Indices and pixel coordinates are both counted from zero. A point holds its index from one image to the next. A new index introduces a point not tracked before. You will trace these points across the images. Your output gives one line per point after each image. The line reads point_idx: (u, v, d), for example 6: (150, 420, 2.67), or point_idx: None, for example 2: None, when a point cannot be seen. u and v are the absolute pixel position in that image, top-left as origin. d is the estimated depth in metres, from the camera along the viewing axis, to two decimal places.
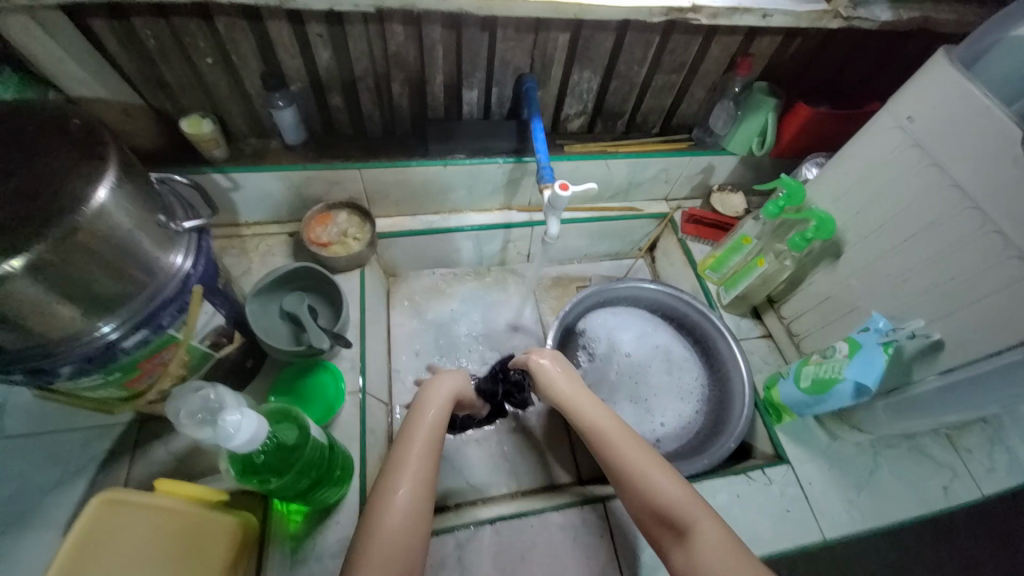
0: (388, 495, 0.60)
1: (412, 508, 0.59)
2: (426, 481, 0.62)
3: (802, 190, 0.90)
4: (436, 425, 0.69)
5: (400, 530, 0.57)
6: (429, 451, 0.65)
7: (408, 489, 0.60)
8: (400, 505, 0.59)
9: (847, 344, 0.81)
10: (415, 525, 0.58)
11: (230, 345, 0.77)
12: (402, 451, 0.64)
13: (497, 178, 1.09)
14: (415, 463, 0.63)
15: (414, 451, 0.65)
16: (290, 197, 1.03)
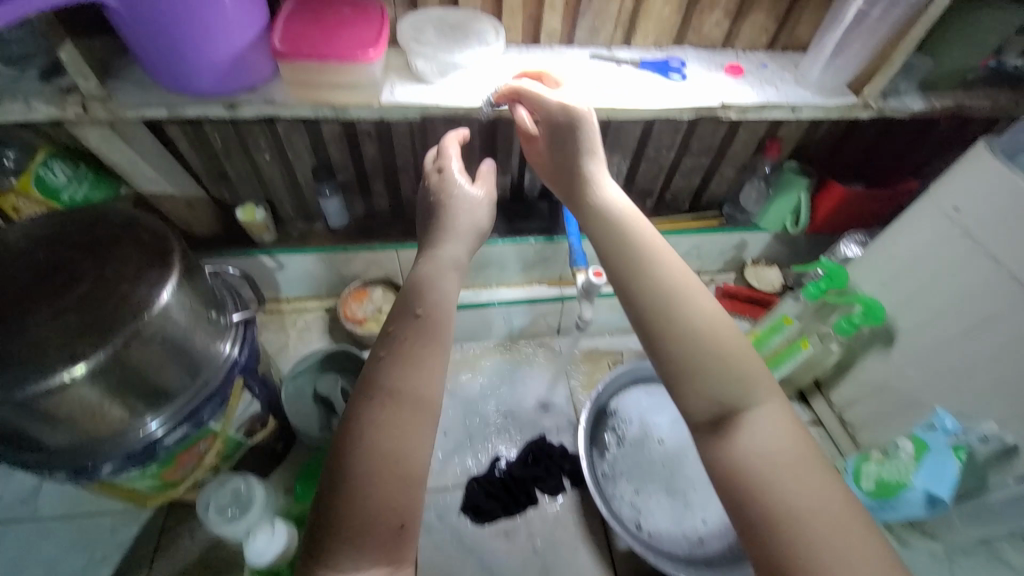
0: (377, 434, 0.46)
1: (414, 448, 0.47)
2: (419, 422, 0.48)
3: (845, 272, 0.87)
4: (441, 296, 0.55)
5: (397, 479, 0.45)
6: (433, 333, 0.52)
7: (401, 431, 0.46)
8: (387, 445, 0.46)
9: (913, 444, 0.76)
10: (409, 480, 0.46)
11: (264, 431, 0.77)
12: (400, 338, 0.51)
13: (528, 256, 1.11)
14: (418, 369, 0.50)
15: (418, 330, 0.52)
16: (329, 275, 1.07)
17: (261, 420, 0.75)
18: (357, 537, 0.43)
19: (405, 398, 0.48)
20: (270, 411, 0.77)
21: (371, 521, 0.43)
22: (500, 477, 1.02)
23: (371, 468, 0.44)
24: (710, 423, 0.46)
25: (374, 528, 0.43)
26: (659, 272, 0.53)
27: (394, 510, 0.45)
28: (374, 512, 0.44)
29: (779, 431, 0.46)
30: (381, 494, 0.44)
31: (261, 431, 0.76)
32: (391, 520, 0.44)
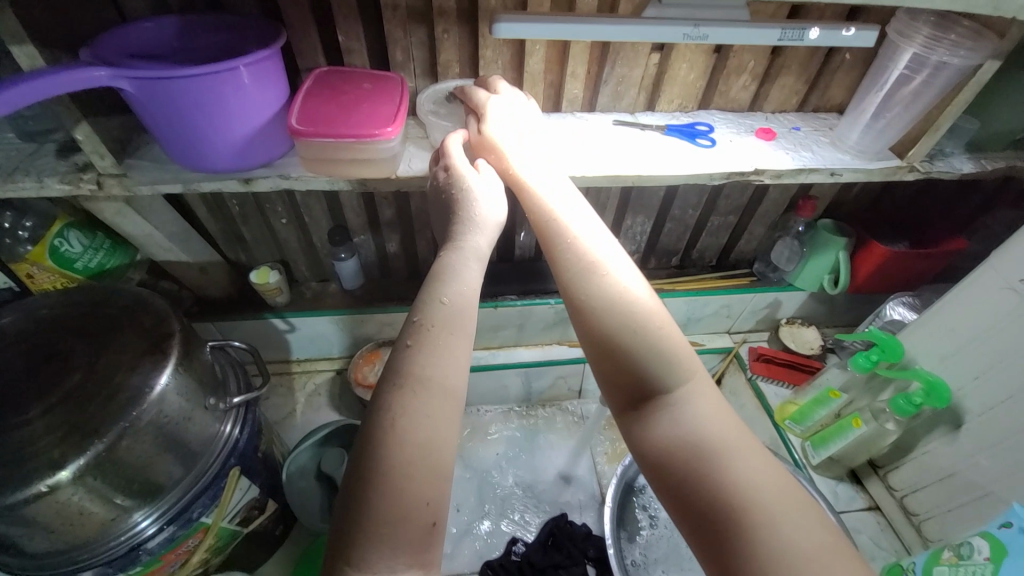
0: (408, 426, 0.39)
1: (449, 439, 0.40)
2: (451, 413, 0.41)
3: (900, 344, 0.79)
4: (463, 287, 0.47)
5: (428, 479, 0.38)
6: (460, 323, 0.45)
7: (436, 420, 0.40)
8: (421, 437, 0.39)
9: (987, 543, 0.63)
10: (438, 478, 0.38)
11: (261, 514, 0.72)
12: (428, 321, 0.44)
13: (547, 317, 1.06)
14: (449, 359, 0.42)
15: (442, 320, 0.44)
16: (342, 336, 1.04)
17: (258, 505, 0.70)
18: (387, 538, 0.36)
19: (439, 385, 0.41)
20: (267, 493, 0.71)
21: (397, 512, 0.36)
22: (514, 561, 0.92)
23: (400, 460, 0.37)
24: (690, 457, 0.40)
25: (402, 532, 0.36)
26: (611, 284, 0.48)
27: (427, 508, 0.37)
28: (405, 509, 0.37)
29: (818, 529, 0.37)
30: (417, 493, 0.37)
31: (259, 515, 0.71)
32: (422, 517, 0.37)
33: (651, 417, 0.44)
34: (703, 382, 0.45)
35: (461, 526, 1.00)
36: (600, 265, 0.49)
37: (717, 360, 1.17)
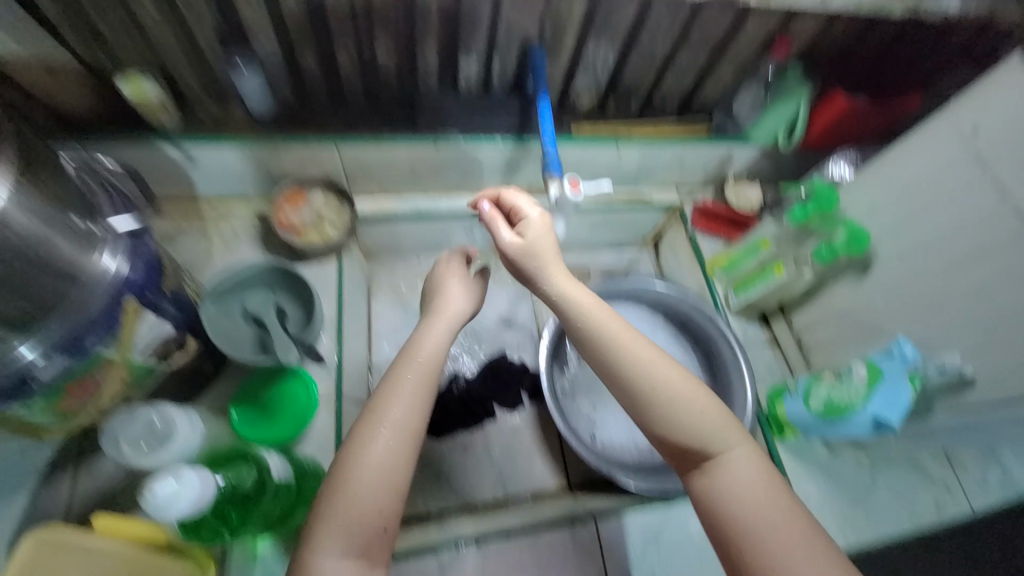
0: (369, 455, 0.57)
1: (383, 471, 0.57)
2: (407, 438, 0.59)
3: (836, 198, 0.83)
4: (433, 342, 0.67)
5: (377, 475, 0.57)
6: (425, 377, 0.64)
7: (387, 450, 0.58)
8: (382, 461, 0.57)
9: (866, 367, 0.75)
10: (393, 472, 0.57)
11: (183, 351, 0.68)
12: (398, 373, 0.63)
13: (494, 160, 0.97)
14: (401, 418, 0.60)
15: (414, 368, 0.64)
16: (255, 171, 0.90)
17: (177, 342, 0.65)
18: (340, 535, 0.54)
19: (390, 437, 0.59)
20: (185, 331, 0.66)
21: (362, 544, 0.55)
22: (456, 394, 0.99)
23: (358, 496, 0.55)
24: (700, 460, 0.57)
25: (359, 540, 0.55)
26: (655, 410, 0.58)
27: (378, 502, 0.56)
28: (364, 517, 0.55)
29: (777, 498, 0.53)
30: (354, 529, 0.55)
31: (179, 352, 0.67)
32: (374, 527, 0.56)
33: (694, 461, 0.58)
34: (731, 449, 0.57)
35: None
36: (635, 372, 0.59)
37: (661, 215, 1.18)
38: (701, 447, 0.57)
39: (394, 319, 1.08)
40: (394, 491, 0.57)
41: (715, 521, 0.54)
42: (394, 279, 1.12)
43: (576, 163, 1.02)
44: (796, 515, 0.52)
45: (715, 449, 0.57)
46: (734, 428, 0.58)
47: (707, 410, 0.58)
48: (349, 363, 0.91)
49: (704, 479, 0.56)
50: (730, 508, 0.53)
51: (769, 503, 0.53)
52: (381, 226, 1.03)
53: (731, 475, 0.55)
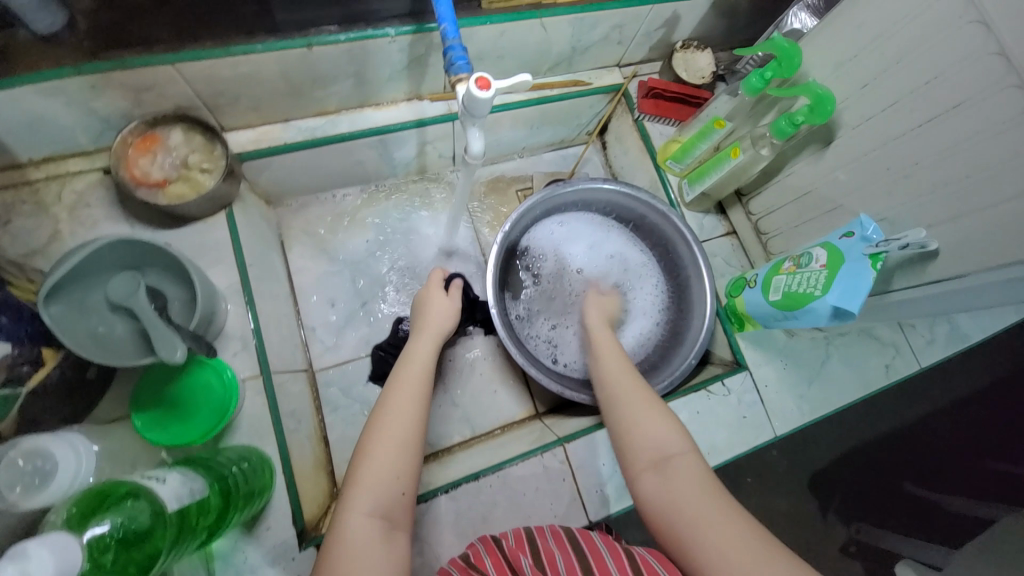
0: (383, 437, 0.58)
1: (401, 448, 0.58)
2: (416, 427, 0.60)
3: (799, 54, 0.70)
4: (424, 346, 0.69)
5: (395, 458, 0.57)
6: (424, 375, 0.65)
7: (400, 431, 0.58)
8: (399, 436, 0.58)
9: (827, 252, 0.70)
10: (410, 448, 0.58)
11: (41, 370, 0.56)
12: (401, 374, 0.64)
13: (392, 59, 0.77)
14: (411, 407, 0.61)
15: (414, 368, 0.65)
16: (78, 118, 0.68)
17: (29, 361, 0.55)
18: (367, 496, 0.54)
19: (404, 414, 0.60)
20: (38, 344, 0.56)
21: (385, 510, 0.54)
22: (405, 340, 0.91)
23: (379, 470, 0.56)
24: (656, 476, 0.60)
25: (382, 505, 0.54)
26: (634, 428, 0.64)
27: (397, 481, 0.56)
28: (384, 494, 0.55)
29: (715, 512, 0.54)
30: (381, 492, 0.55)
31: (39, 372, 0.56)
32: (394, 492, 0.55)
33: (649, 470, 0.60)
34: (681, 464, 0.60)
35: (343, 322, 0.94)
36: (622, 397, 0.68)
37: (605, 103, 1.03)
38: (655, 452, 0.61)
39: (320, 270, 0.95)
40: (409, 467, 0.58)
41: (665, 522, 0.57)
42: (310, 224, 0.97)
43: (496, 48, 0.83)
44: (729, 517, 0.54)
45: (665, 453, 0.61)
46: (686, 439, 0.62)
47: (662, 423, 0.64)
48: (272, 332, 0.80)
49: (657, 479, 0.59)
50: (674, 507, 0.56)
51: (705, 497, 0.56)
52: (273, 163, 0.85)
53: (677, 477, 0.58)
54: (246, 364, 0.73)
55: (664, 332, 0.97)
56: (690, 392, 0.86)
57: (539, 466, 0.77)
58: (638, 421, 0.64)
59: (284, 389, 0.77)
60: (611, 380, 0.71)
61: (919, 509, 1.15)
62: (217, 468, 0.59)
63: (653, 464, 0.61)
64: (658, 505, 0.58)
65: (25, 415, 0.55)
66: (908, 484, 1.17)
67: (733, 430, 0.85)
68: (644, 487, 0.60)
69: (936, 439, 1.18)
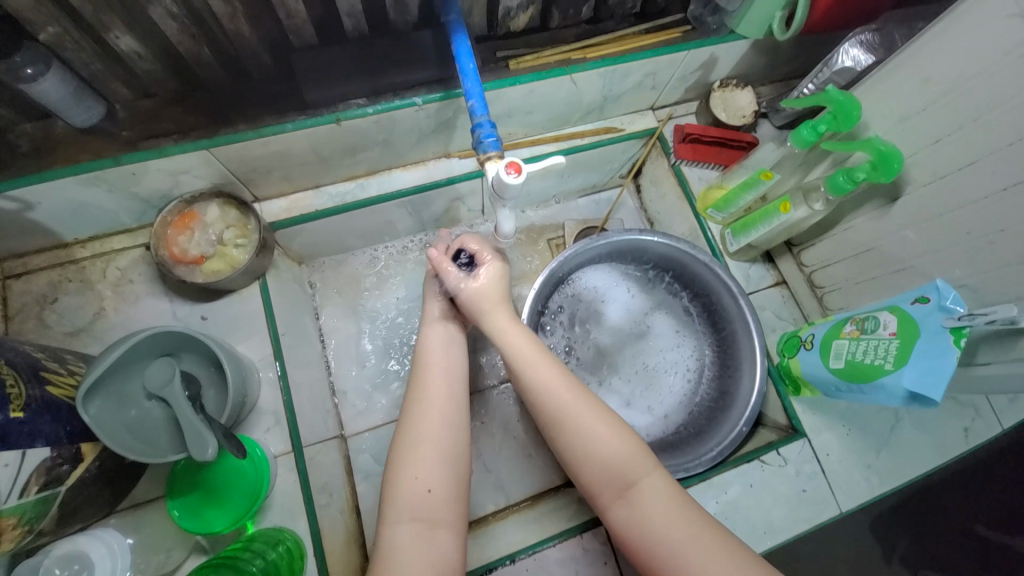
0: (407, 459, 0.55)
1: (427, 467, 0.55)
2: (444, 428, 0.58)
3: (858, 107, 0.64)
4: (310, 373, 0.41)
5: (421, 460, 0.55)
6: (440, 431, 0.58)
7: (428, 430, 0.57)
8: (423, 454, 0.56)
9: (897, 318, 0.63)
10: (439, 459, 0.56)
11: (79, 466, 0.56)
12: (419, 375, 0.62)
13: (421, 125, 0.76)
14: (427, 432, 0.57)
15: (429, 388, 0.61)
16: (122, 202, 0.70)
17: (68, 459, 0.54)
18: (397, 505, 0.53)
19: (424, 440, 0.56)
20: (77, 441, 0.55)
21: (422, 509, 0.53)
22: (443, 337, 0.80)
23: (406, 474, 0.55)
24: (627, 525, 0.55)
25: (410, 506, 0.53)
26: (584, 436, 0.58)
27: (419, 481, 0.54)
28: (413, 497, 0.54)
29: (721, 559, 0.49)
30: (409, 500, 0.54)
31: (78, 469, 0.55)
32: (419, 492, 0.54)
33: (618, 503, 0.56)
34: (651, 487, 0.55)
35: (374, 384, 0.93)
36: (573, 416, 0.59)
37: (638, 148, 0.99)
38: (615, 477, 0.56)
39: (351, 330, 0.95)
40: (442, 471, 0.56)
41: (638, 550, 0.54)
42: (341, 283, 0.97)
43: (525, 106, 0.81)
44: (710, 542, 0.51)
45: (627, 475, 0.56)
46: (645, 451, 0.57)
47: (614, 439, 0.58)
48: (305, 402, 0.79)
49: (624, 507, 0.55)
50: (645, 534, 0.53)
51: (678, 525, 0.52)
52: (305, 229, 0.85)
53: (643, 499, 0.55)
54: (278, 440, 0.72)
55: (711, 396, 0.90)
56: (741, 462, 0.80)
57: (578, 546, 0.72)
58: (583, 435, 0.58)
59: (315, 464, 0.75)
60: (545, 390, 0.60)
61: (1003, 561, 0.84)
62: (245, 566, 0.58)
63: (616, 488, 0.56)
64: (627, 533, 0.55)
65: (65, 510, 0.55)
66: (981, 526, 0.88)
67: (790, 506, 0.78)
68: (611, 515, 0.56)
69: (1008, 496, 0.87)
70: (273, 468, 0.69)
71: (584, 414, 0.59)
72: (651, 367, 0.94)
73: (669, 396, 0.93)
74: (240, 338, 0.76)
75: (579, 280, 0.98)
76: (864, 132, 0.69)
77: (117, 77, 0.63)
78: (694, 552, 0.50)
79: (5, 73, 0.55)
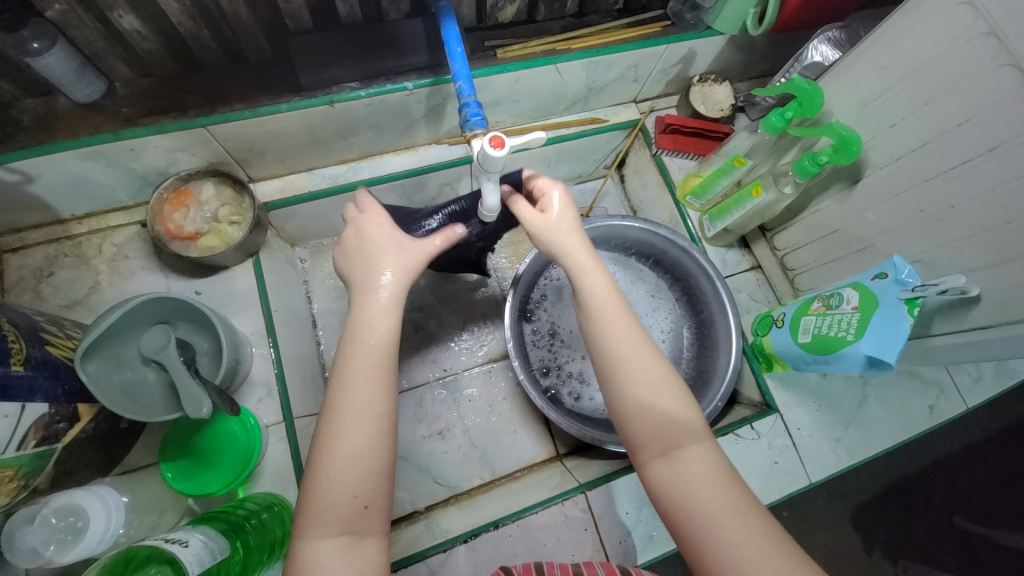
0: (334, 452, 0.49)
1: (363, 470, 0.49)
2: (382, 432, 0.51)
3: (821, 94, 0.69)
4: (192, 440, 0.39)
5: (353, 470, 0.49)
6: (371, 429, 0.51)
7: (357, 441, 0.50)
8: (353, 453, 0.49)
9: (858, 293, 0.67)
10: (370, 461, 0.50)
11: (76, 426, 0.58)
12: (348, 367, 0.53)
13: (412, 109, 0.80)
14: (354, 435, 0.50)
15: (364, 361, 0.53)
16: (119, 178, 0.72)
17: (65, 418, 0.56)
18: (323, 519, 0.48)
19: (353, 438, 0.50)
20: (75, 401, 0.57)
21: (346, 524, 0.48)
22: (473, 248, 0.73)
23: (334, 483, 0.48)
24: (663, 486, 0.53)
25: (341, 522, 0.48)
26: (632, 390, 0.55)
27: (352, 495, 0.49)
28: (343, 511, 0.48)
29: (749, 529, 0.49)
30: (337, 512, 0.48)
31: (75, 428, 0.57)
32: (354, 507, 0.49)
33: (657, 461, 0.54)
34: (696, 452, 0.53)
35: None
36: (626, 368, 0.56)
37: (621, 138, 1.03)
38: (662, 436, 0.54)
39: (343, 311, 0.98)
40: (373, 478, 0.50)
41: (667, 505, 0.52)
42: (333, 265, 1.00)
43: (512, 94, 0.85)
44: (745, 512, 0.49)
45: (676, 437, 0.54)
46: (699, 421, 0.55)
47: (669, 400, 0.55)
48: (297, 376, 0.81)
49: (665, 466, 0.53)
50: (683, 495, 0.51)
51: (715, 490, 0.51)
52: (298, 211, 0.88)
53: (687, 464, 0.52)
54: (270, 411, 0.74)
55: (691, 373, 0.94)
56: (717, 436, 0.83)
57: (560, 513, 0.75)
58: (634, 390, 0.55)
59: (306, 435, 0.78)
60: (605, 336, 0.57)
61: (977, 548, 0.99)
62: (239, 522, 0.60)
63: (661, 446, 0.54)
64: (660, 490, 0.53)
65: (63, 467, 0.57)
66: (959, 517, 1.00)
67: (763, 477, 0.81)
68: (648, 468, 0.54)
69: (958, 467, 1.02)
70: (264, 436, 0.71)
71: (646, 364, 0.56)
72: None
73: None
74: (233, 313, 0.78)
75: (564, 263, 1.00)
76: (829, 120, 0.74)
77: (118, 55, 0.66)
78: (729, 522, 0.49)
79: (11, 46, 0.57)
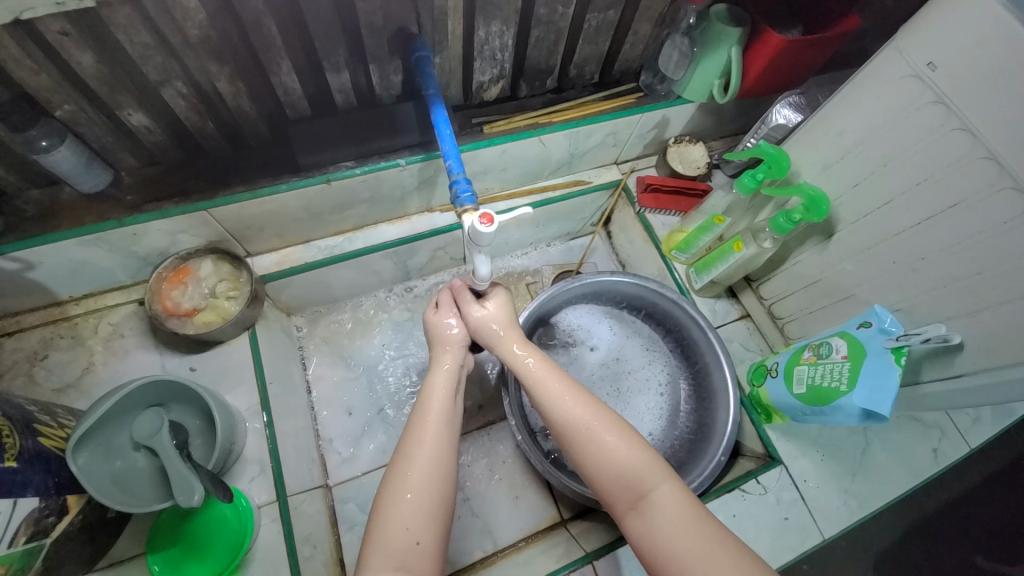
0: (397, 495, 0.54)
1: (418, 511, 0.53)
2: (437, 479, 0.56)
3: (787, 157, 0.74)
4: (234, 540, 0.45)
5: (411, 512, 0.53)
6: (430, 479, 0.55)
7: (418, 484, 0.55)
8: (414, 497, 0.54)
9: (846, 342, 0.68)
10: (430, 503, 0.54)
11: (64, 518, 0.56)
12: (414, 427, 0.59)
13: (405, 183, 0.84)
14: (421, 477, 0.55)
15: (431, 414, 0.60)
16: (120, 260, 0.74)
17: (54, 511, 0.54)
18: (381, 554, 0.51)
19: (414, 485, 0.54)
20: (64, 493, 0.56)
21: (401, 560, 0.51)
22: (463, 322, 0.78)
23: (394, 523, 0.53)
24: (642, 543, 0.54)
25: (397, 555, 0.51)
26: (587, 449, 0.59)
27: (408, 532, 0.52)
28: (399, 546, 0.52)
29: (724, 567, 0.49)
30: (393, 546, 0.51)
31: (63, 521, 0.55)
32: (408, 544, 0.52)
33: (629, 515, 0.56)
34: (659, 498, 0.55)
35: (359, 432, 0.94)
36: (582, 431, 0.59)
37: (606, 198, 1.08)
38: (627, 488, 0.56)
39: (338, 379, 0.97)
40: (429, 519, 0.54)
41: (649, 558, 0.53)
42: (329, 332, 1.01)
43: (499, 163, 0.90)
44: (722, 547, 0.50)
45: (640, 484, 0.56)
46: (659, 462, 0.57)
47: (626, 449, 0.58)
48: (291, 450, 0.80)
49: (637, 520, 0.55)
50: (658, 544, 0.53)
51: (686, 531, 0.52)
52: (295, 281, 0.90)
53: (656, 511, 0.54)
54: (263, 490, 0.72)
55: (692, 425, 0.93)
56: (724, 493, 0.81)
57: None
58: (592, 448, 0.58)
59: (300, 514, 0.75)
60: (554, 406, 0.61)
61: None
62: None
63: (628, 499, 0.56)
64: (638, 543, 0.54)
65: (47, 565, 0.54)
66: (979, 558, 0.97)
67: (774, 535, 0.78)
68: (625, 525, 0.56)
69: (976, 508, 0.99)
70: (257, 519, 0.68)
71: (597, 422, 0.60)
72: (633, 402, 0.97)
73: (651, 417, 0.96)
74: (227, 388, 0.78)
75: (555, 322, 1.02)
76: (798, 179, 0.78)
77: (125, 147, 0.69)
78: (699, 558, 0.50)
79: (21, 145, 0.60)
